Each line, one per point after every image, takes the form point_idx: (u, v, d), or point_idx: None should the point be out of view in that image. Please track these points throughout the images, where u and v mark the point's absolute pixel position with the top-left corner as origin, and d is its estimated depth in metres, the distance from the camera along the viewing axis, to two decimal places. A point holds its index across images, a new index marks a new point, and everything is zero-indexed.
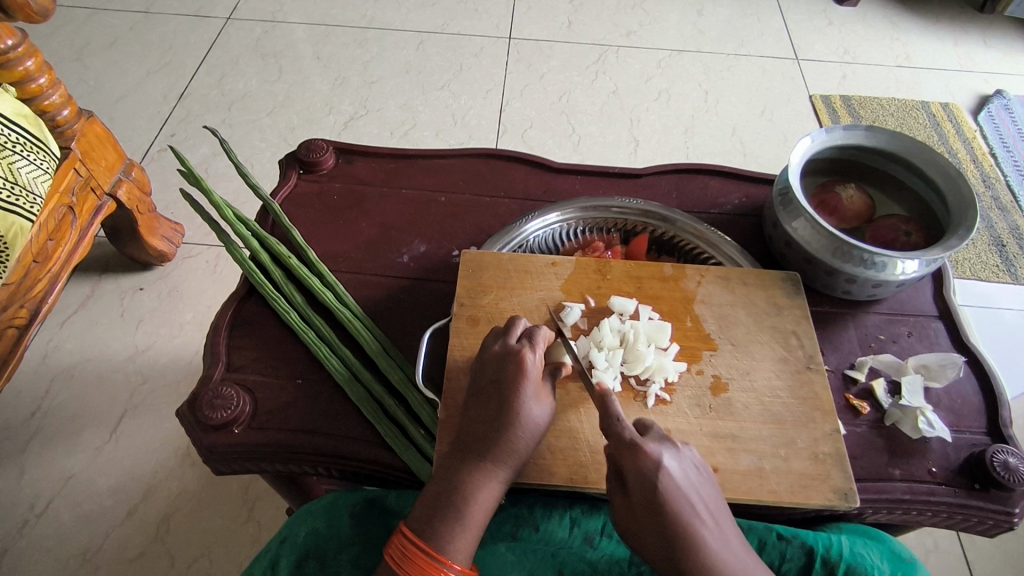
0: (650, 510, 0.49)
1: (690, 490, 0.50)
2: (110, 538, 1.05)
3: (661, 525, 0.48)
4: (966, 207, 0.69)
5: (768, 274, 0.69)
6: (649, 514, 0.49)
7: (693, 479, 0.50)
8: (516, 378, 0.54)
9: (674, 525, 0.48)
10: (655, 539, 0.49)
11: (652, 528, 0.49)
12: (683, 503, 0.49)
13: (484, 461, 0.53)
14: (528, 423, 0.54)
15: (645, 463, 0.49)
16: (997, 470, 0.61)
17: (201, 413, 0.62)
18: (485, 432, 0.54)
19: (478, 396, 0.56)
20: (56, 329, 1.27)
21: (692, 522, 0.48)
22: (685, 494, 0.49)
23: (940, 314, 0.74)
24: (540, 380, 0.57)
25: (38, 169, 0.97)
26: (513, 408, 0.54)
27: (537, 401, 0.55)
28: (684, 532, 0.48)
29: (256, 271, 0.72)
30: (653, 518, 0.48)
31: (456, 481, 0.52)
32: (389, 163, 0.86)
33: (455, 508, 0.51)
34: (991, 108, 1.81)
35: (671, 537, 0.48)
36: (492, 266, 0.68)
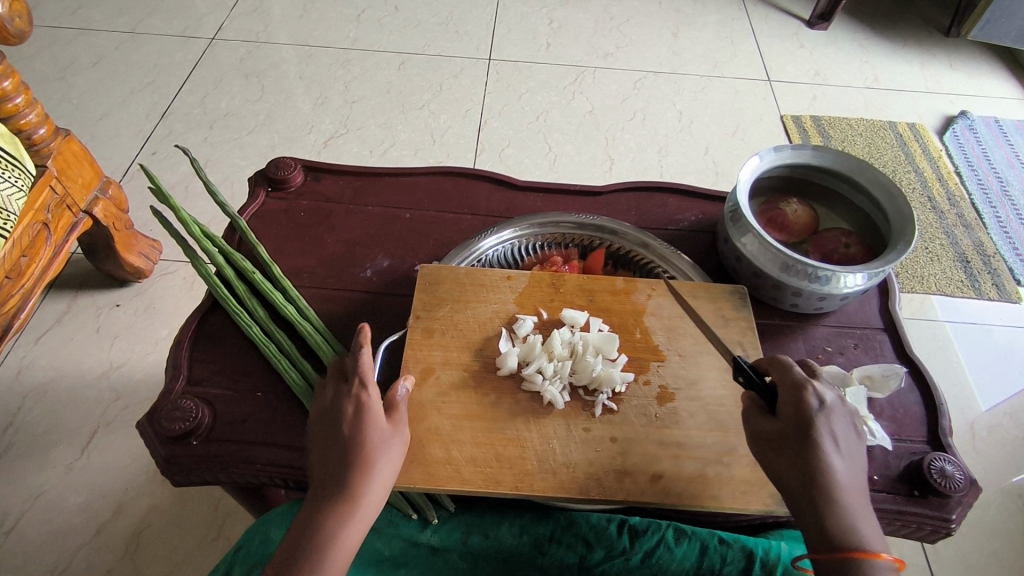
0: (792, 438, 0.54)
1: (834, 428, 0.54)
2: (77, 555, 1.04)
3: (800, 456, 0.53)
4: (905, 224, 0.72)
5: (717, 287, 0.72)
6: (790, 442, 0.54)
7: (845, 426, 0.54)
8: (363, 419, 0.55)
9: (810, 454, 0.52)
10: (789, 462, 0.53)
11: (788, 457, 0.53)
12: (824, 436, 0.53)
13: (342, 504, 0.52)
14: (381, 460, 0.54)
15: (801, 394, 0.54)
16: (933, 476, 0.63)
17: (160, 425, 0.63)
18: (339, 473, 0.53)
19: (324, 440, 0.55)
20: (30, 346, 1.27)
21: (829, 458, 0.52)
22: (828, 434, 0.53)
23: (885, 326, 0.77)
24: (391, 413, 0.57)
25: (12, 187, 0.99)
26: (363, 446, 0.54)
27: (386, 439, 0.55)
28: (822, 470, 0.52)
29: (220, 285, 0.73)
30: (788, 448, 0.54)
31: (313, 528, 0.51)
32: (356, 181, 0.88)
33: (312, 555, 0.50)
34: (956, 128, 1.87)
35: (807, 470, 0.52)
36: (448, 280, 0.71)
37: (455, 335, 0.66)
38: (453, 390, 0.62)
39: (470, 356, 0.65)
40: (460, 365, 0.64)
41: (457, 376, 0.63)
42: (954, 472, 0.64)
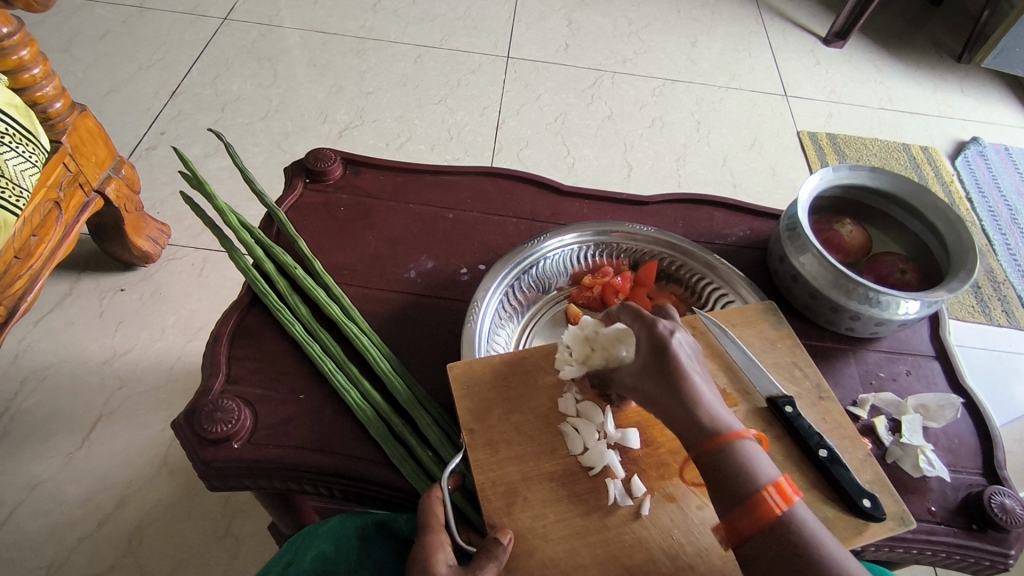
0: (654, 360, 0.51)
1: (688, 350, 0.52)
2: (78, 550, 1.00)
3: (662, 373, 0.50)
4: (965, 251, 0.71)
5: (750, 308, 0.68)
6: (653, 365, 0.51)
7: (692, 348, 0.53)
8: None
9: (672, 369, 0.50)
10: (653, 385, 0.51)
11: (653, 379, 0.51)
12: (681, 356, 0.51)
13: None
14: None
15: (651, 324, 0.53)
16: (995, 511, 0.62)
17: (200, 426, 0.60)
18: None
19: None
20: (30, 327, 1.22)
21: (688, 372, 0.50)
22: (683, 352, 0.52)
23: (936, 354, 0.76)
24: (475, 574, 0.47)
25: (26, 162, 0.94)
26: None
27: None
28: (683, 378, 0.50)
29: (261, 279, 0.70)
30: (650, 370, 0.51)
31: None
32: (397, 177, 0.85)
33: None
34: (967, 154, 1.89)
35: (674, 384, 0.50)
36: (485, 375, 0.59)
37: (522, 441, 0.56)
38: (550, 508, 0.52)
39: (548, 462, 0.55)
40: (542, 474, 0.54)
41: (545, 492, 0.53)
42: (1015, 506, 0.63)
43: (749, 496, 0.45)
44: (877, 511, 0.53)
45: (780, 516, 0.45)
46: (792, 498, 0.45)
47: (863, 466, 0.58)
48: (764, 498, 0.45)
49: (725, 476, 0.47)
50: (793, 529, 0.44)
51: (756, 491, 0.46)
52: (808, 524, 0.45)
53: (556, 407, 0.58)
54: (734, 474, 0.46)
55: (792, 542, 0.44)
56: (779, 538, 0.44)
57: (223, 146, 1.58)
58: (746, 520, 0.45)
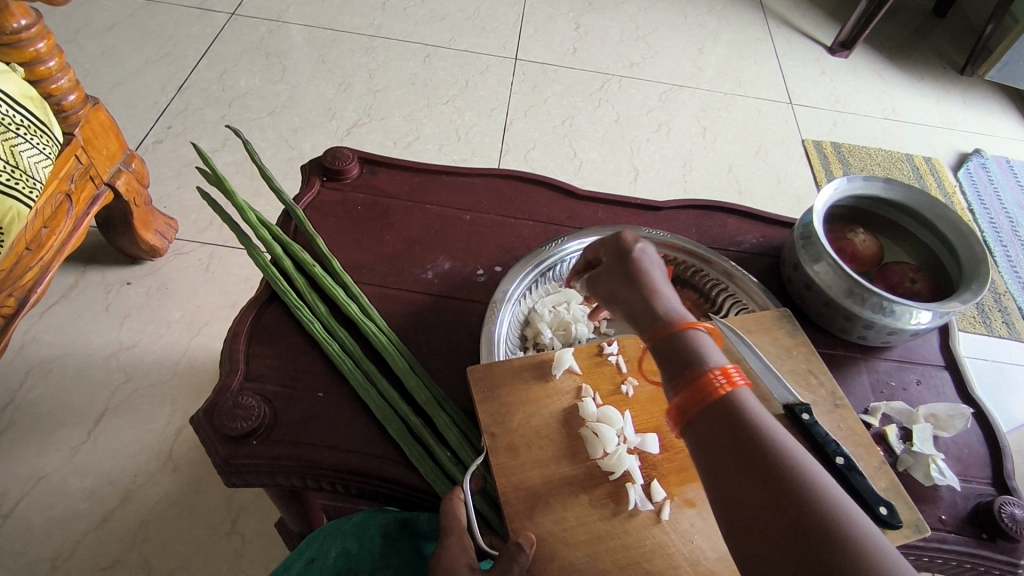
0: (619, 265, 0.58)
1: (652, 261, 0.59)
2: (81, 544, 0.99)
3: (627, 274, 0.57)
4: (977, 262, 0.72)
5: (766, 315, 0.69)
6: (618, 268, 0.58)
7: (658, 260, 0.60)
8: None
9: (634, 271, 0.57)
10: (622, 287, 0.57)
11: (620, 281, 0.57)
12: (645, 261, 0.58)
13: None
14: None
15: (619, 235, 0.61)
16: (1005, 521, 0.63)
17: (219, 422, 0.60)
18: None
19: None
20: (35, 319, 1.21)
21: (649, 274, 0.57)
22: (645, 258, 0.59)
23: (946, 364, 0.77)
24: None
25: (39, 154, 0.93)
26: None
27: None
28: (644, 279, 0.57)
29: (279, 277, 0.70)
30: (615, 271, 0.58)
31: None
32: (414, 177, 0.85)
33: None
34: (969, 165, 1.91)
35: (636, 282, 0.56)
36: (505, 379, 0.60)
37: (542, 445, 0.56)
38: (571, 512, 0.53)
39: (568, 465, 0.55)
40: (563, 477, 0.55)
41: (567, 495, 0.54)
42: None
43: (695, 375, 0.48)
44: (894, 519, 0.52)
45: (725, 394, 0.46)
46: (737, 380, 0.47)
47: (878, 474, 0.59)
48: (709, 378, 0.47)
49: (677, 359, 0.50)
50: (736, 405, 0.46)
51: (703, 371, 0.48)
52: (754, 408, 0.46)
53: (576, 411, 0.59)
54: (684, 356, 0.50)
55: (733, 415, 0.46)
56: (724, 418, 0.46)
57: (233, 140, 1.58)
58: (689, 397, 0.47)
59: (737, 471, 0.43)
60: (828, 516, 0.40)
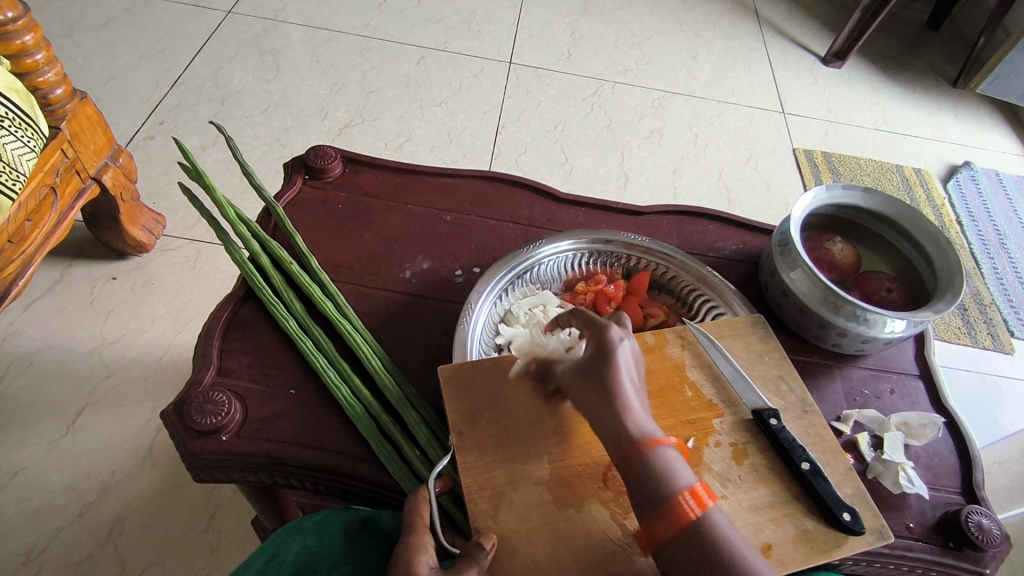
0: (596, 368, 0.53)
1: (631, 364, 0.54)
2: (57, 539, 0.99)
3: (599, 379, 0.52)
4: (952, 273, 0.72)
5: (740, 320, 0.69)
6: (595, 371, 0.53)
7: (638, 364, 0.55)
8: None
9: (610, 380, 0.52)
10: (591, 395, 0.52)
11: (589, 383, 0.53)
12: (622, 364, 0.53)
13: None
14: None
15: (604, 330, 0.55)
16: (971, 530, 0.63)
17: (189, 418, 0.60)
18: None
19: None
20: (19, 313, 1.21)
21: (624, 381, 0.52)
22: (624, 360, 0.53)
23: (920, 373, 0.78)
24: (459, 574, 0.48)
25: (22, 146, 0.93)
26: None
27: None
28: (620, 398, 0.51)
29: (256, 274, 0.70)
30: (590, 378, 0.53)
31: None
32: (396, 177, 0.86)
33: None
34: (959, 178, 1.92)
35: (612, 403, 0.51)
36: (475, 379, 0.60)
37: (511, 446, 0.56)
38: (535, 512, 0.53)
39: (534, 465, 0.55)
40: (530, 478, 0.55)
41: (532, 495, 0.54)
42: (991, 525, 0.64)
43: (665, 501, 0.47)
44: (856, 524, 0.54)
45: (695, 520, 0.46)
46: (707, 503, 0.47)
47: (844, 480, 0.59)
48: (680, 503, 0.47)
49: (644, 485, 0.48)
50: (707, 533, 0.46)
51: (672, 497, 0.47)
52: (724, 532, 0.47)
53: (546, 413, 0.59)
54: (649, 480, 0.48)
55: (702, 544, 0.46)
56: (696, 545, 0.46)
57: (223, 138, 1.58)
58: (663, 524, 0.47)
59: None
60: None
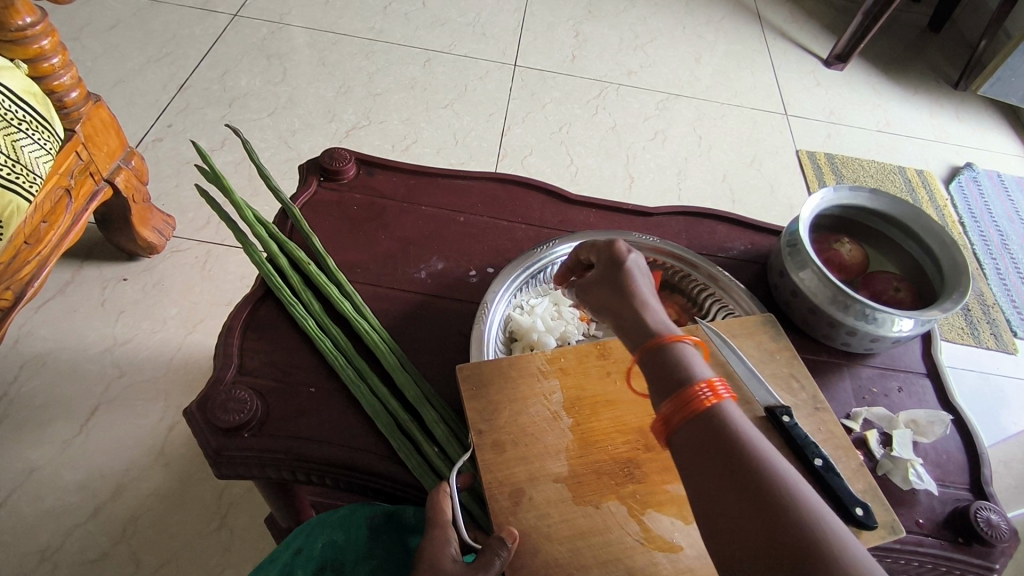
0: (611, 275, 0.58)
1: (644, 272, 0.58)
2: (71, 537, 1.00)
3: (614, 283, 0.57)
4: (958, 273, 0.73)
5: (751, 319, 0.70)
6: (610, 278, 0.58)
7: (649, 272, 0.59)
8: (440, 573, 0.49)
9: (624, 283, 0.57)
10: (608, 298, 0.57)
11: (605, 288, 0.57)
12: (634, 270, 0.58)
13: None
14: None
15: (612, 244, 0.60)
16: (980, 526, 0.64)
17: (212, 415, 0.61)
18: None
19: None
20: (31, 313, 1.22)
21: (637, 284, 0.56)
22: (634, 267, 0.58)
23: (927, 372, 0.79)
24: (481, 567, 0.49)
25: (39, 149, 0.94)
26: None
27: None
28: (637, 297, 0.55)
29: (274, 275, 0.71)
30: (606, 283, 0.58)
31: None
32: (409, 179, 0.87)
33: None
34: (961, 179, 1.93)
35: (631, 302, 0.55)
36: (494, 378, 0.61)
37: (529, 443, 0.57)
38: (555, 508, 0.54)
39: (553, 463, 0.57)
40: (550, 475, 0.56)
41: (552, 492, 0.55)
42: (1000, 521, 0.65)
43: (682, 388, 0.48)
44: (869, 519, 0.55)
45: (711, 409, 0.46)
46: (723, 394, 0.47)
47: (855, 476, 0.60)
48: (696, 391, 0.47)
49: (660, 367, 0.50)
50: (723, 420, 0.46)
51: (689, 384, 0.48)
52: (740, 423, 0.46)
53: (563, 411, 0.60)
54: (664, 364, 0.50)
55: (719, 431, 0.45)
56: (711, 433, 0.45)
57: (231, 140, 1.59)
58: (679, 413, 0.47)
59: (724, 485, 0.43)
60: (811, 531, 0.39)
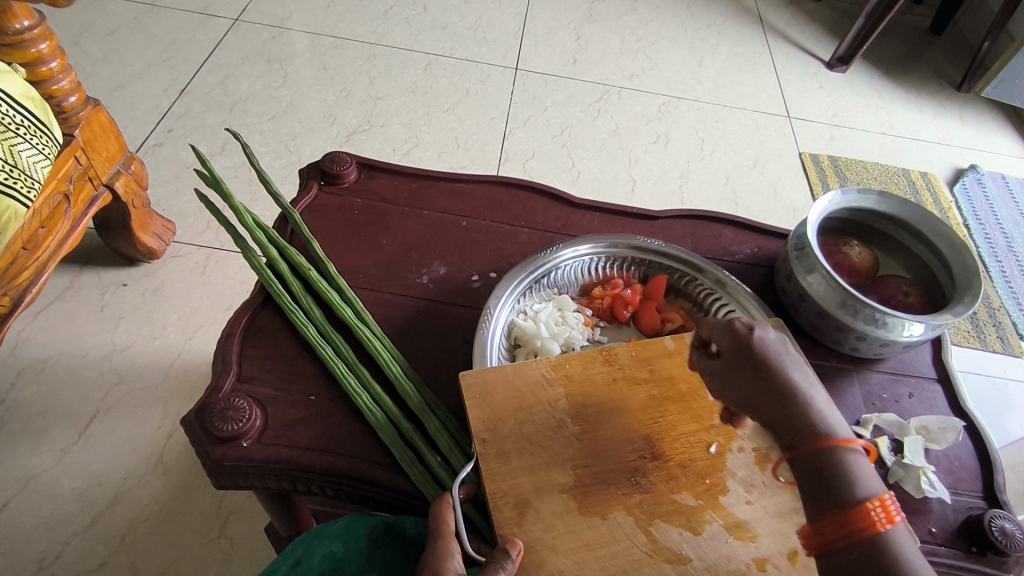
0: (747, 365, 0.54)
1: (787, 356, 0.54)
2: (68, 546, 0.99)
3: (755, 375, 0.54)
4: (969, 277, 0.72)
5: (760, 324, 0.69)
6: (746, 369, 0.54)
7: (789, 350, 0.55)
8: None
9: (768, 375, 0.53)
10: (750, 393, 0.54)
11: (745, 379, 0.54)
12: (778, 358, 0.54)
13: None
14: None
15: (741, 328, 0.56)
16: (995, 535, 0.62)
17: (210, 424, 0.60)
18: None
19: None
20: (30, 319, 1.21)
21: (785, 375, 0.53)
22: (774, 354, 0.54)
23: (938, 377, 0.78)
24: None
25: (38, 154, 0.93)
26: None
27: None
28: (786, 390, 0.52)
29: (274, 280, 0.70)
30: (745, 374, 0.54)
31: None
32: (411, 183, 0.86)
33: None
34: (966, 181, 1.92)
35: (781, 395, 0.52)
36: (497, 386, 0.60)
37: (535, 454, 0.56)
38: (560, 520, 0.53)
39: (559, 473, 0.55)
40: (555, 485, 0.55)
41: (557, 503, 0.54)
42: (1015, 530, 0.63)
43: (849, 506, 0.46)
44: None
45: (882, 533, 0.45)
46: (893, 514, 0.45)
47: None
48: (865, 511, 0.45)
49: (824, 479, 0.48)
50: (894, 544, 0.44)
51: (857, 502, 0.46)
52: (907, 546, 0.45)
53: (568, 420, 0.59)
54: (830, 478, 0.48)
55: (892, 557, 0.44)
56: (878, 557, 0.44)
57: (232, 145, 1.59)
58: (846, 532, 0.46)
59: None
60: None
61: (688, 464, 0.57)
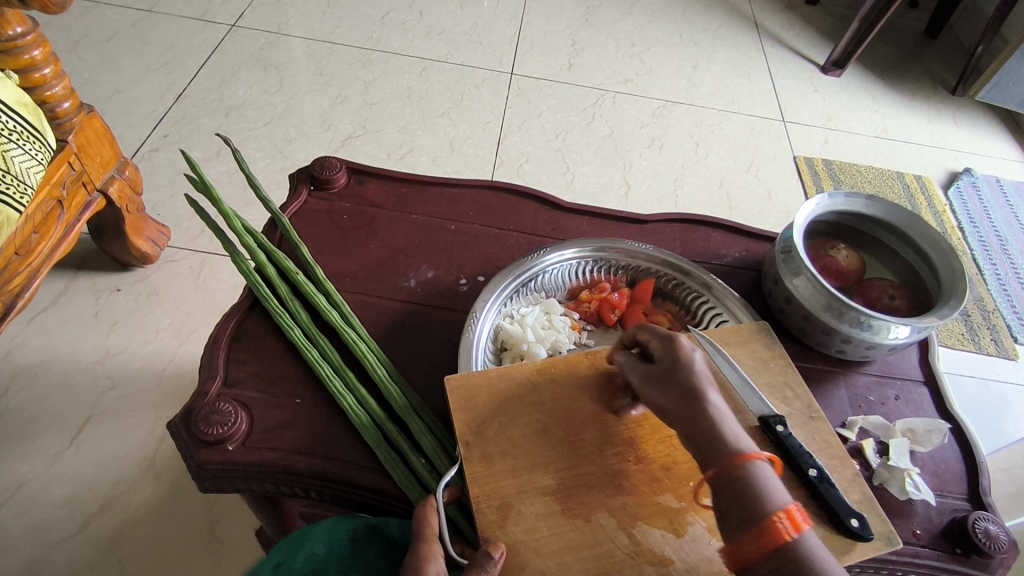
0: (671, 373, 0.53)
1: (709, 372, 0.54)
2: (59, 551, 0.99)
3: (677, 384, 0.52)
4: (955, 279, 0.72)
5: (745, 327, 0.69)
6: (670, 376, 0.53)
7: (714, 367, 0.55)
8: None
9: (690, 385, 0.52)
10: (670, 401, 0.52)
11: (666, 388, 0.53)
12: (700, 371, 0.53)
13: None
14: None
15: (672, 339, 0.55)
16: (978, 536, 0.63)
17: (196, 428, 0.60)
18: None
19: None
20: (23, 324, 1.21)
21: (705, 386, 0.52)
22: (698, 367, 0.53)
23: (925, 379, 0.78)
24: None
25: (31, 160, 0.94)
26: None
27: None
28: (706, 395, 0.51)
29: (262, 285, 0.70)
30: (668, 383, 0.53)
31: None
32: (401, 188, 0.86)
33: None
34: (960, 184, 1.92)
35: (698, 403, 0.51)
36: (482, 389, 0.60)
37: (518, 456, 0.56)
38: (543, 522, 0.53)
39: (542, 475, 0.56)
40: (538, 487, 0.55)
41: (540, 505, 0.54)
42: (998, 532, 0.64)
43: (758, 519, 0.45)
44: (864, 530, 0.54)
45: (790, 542, 0.43)
46: (802, 526, 0.44)
47: (851, 486, 0.59)
48: (774, 523, 0.44)
49: (736, 489, 0.46)
50: (802, 557, 0.43)
51: (765, 515, 0.45)
52: (819, 559, 0.44)
53: (552, 422, 0.59)
54: (743, 487, 0.46)
55: (798, 570, 0.43)
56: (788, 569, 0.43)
57: (227, 150, 1.59)
58: (753, 544, 0.44)
59: None
60: None
61: (671, 466, 0.57)
